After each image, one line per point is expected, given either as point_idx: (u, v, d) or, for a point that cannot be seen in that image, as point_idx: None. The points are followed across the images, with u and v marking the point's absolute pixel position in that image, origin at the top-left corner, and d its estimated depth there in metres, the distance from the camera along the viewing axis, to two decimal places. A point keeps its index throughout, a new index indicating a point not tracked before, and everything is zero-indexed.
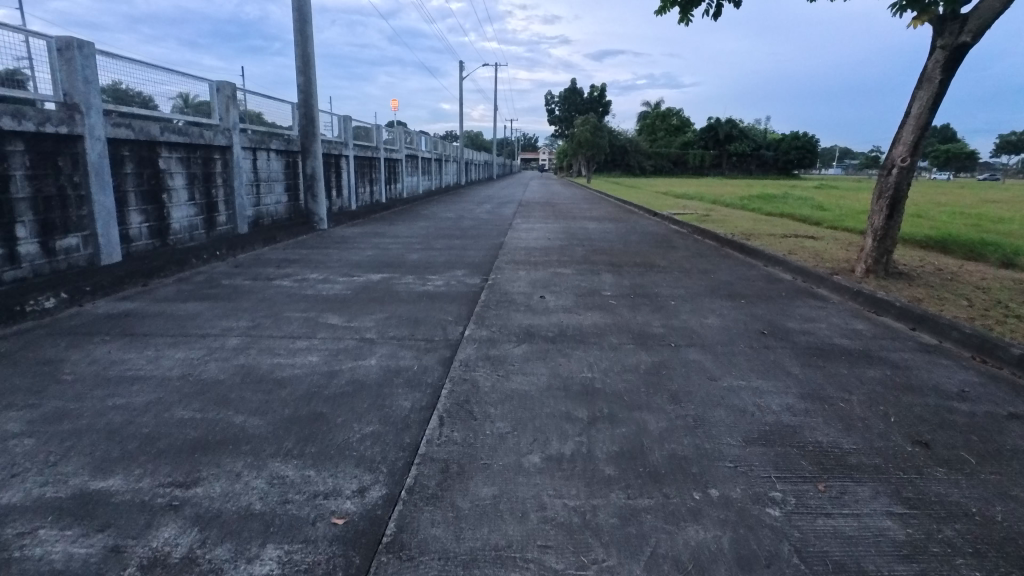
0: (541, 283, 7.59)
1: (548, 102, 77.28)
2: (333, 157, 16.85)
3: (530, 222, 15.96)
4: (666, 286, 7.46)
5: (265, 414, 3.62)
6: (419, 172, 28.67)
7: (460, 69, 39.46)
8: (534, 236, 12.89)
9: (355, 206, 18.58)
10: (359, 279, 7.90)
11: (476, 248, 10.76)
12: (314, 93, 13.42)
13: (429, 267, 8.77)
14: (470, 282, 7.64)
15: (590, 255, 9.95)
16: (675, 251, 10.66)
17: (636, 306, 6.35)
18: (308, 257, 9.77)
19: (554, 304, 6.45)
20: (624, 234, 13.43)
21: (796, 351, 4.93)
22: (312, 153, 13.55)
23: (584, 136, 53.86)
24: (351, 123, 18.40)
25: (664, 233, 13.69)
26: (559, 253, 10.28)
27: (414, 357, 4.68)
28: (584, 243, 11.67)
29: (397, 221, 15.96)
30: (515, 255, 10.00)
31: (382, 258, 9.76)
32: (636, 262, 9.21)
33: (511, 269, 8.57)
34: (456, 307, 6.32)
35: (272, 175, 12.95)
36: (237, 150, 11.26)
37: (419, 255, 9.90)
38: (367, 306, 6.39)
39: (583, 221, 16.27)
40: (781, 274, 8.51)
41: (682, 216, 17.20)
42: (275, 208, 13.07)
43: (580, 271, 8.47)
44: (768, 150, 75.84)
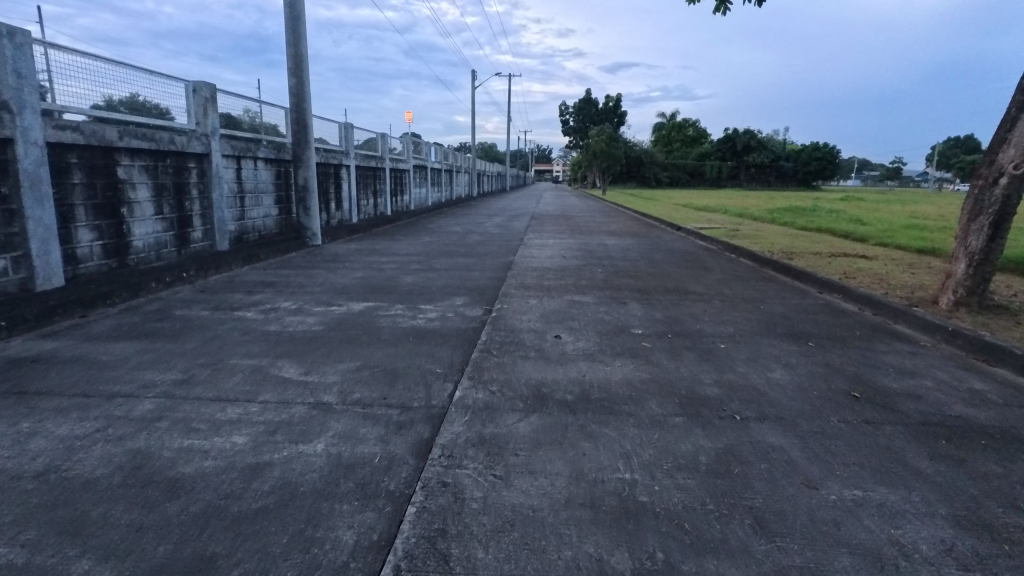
0: (555, 316, 6.25)
1: (562, 113, 76.25)
2: (332, 166, 15.68)
3: (543, 237, 14.63)
4: (709, 322, 6.07)
5: (124, 559, 2.31)
6: (427, 184, 27.52)
7: (472, 78, 38.59)
8: (547, 253, 11.56)
9: (355, 219, 17.38)
10: (338, 309, 6.62)
11: (481, 269, 9.48)
12: (308, 97, 12.27)
13: (424, 293, 7.48)
14: (469, 314, 6.33)
15: (613, 279, 8.57)
16: (710, 274, 9.26)
17: (676, 352, 4.99)
18: (288, 280, 8.52)
19: (572, 348, 5.11)
20: (648, 252, 12.04)
21: (910, 430, 3.55)
22: (305, 162, 12.37)
23: (599, 147, 52.60)
24: (352, 131, 17.26)
25: (692, 250, 12.28)
26: (576, 275, 8.92)
27: (379, 438, 3.36)
28: (604, 263, 10.31)
29: (398, 236, 14.74)
30: (525, 278, 8.67)
31: (373, 280, 8.52)
32: (667, 288, 7.83)
33: (521, 297, 7.25)
34: (448, 351, 5.01)
35: (259, 186, 11.79)
36: (217, 158, 10.09)
37: (416, 278, 8.63)
38: (338, 349, 5.11)
39: (601, 237, 14.91)
40: (844, 304, 7.11)
41: (708, 231, 15.81)
42: (262, 221, 11.89)
43: (603, 300, 7.12)
44: (788, 162, 74.09)
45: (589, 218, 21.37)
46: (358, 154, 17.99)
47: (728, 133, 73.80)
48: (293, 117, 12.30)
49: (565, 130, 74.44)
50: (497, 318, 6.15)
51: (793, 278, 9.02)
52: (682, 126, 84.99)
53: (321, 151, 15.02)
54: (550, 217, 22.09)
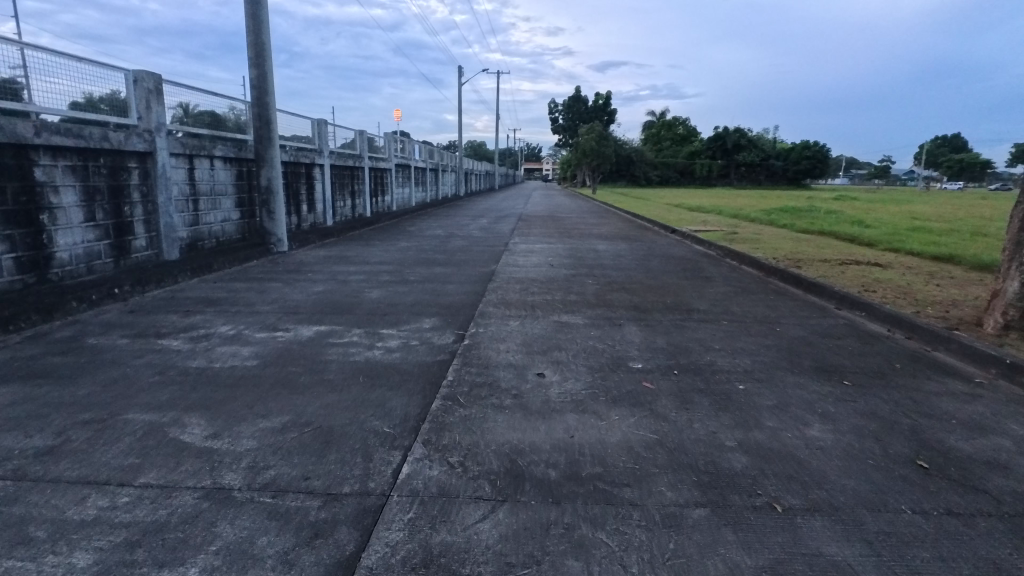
0: (540, 344, 5.28)
1: (551, 110, 75.33)
2: (303, 166, 14.62)
3: (529, 241, 13.66)
4: (720, 352, 5.14)
5: None
6: (411, 183, 26.46)
7: (459, 74, 37.57)
8: (533, 261, 10.60)
9: (330, 222, 16.32)
10: (284, 336, 5.61)
11: (458, 281, 8.51)
12: (270, 89, 11.19)
13: (389, 313, 6.49)
14: (437, 342, 5.34)
15: (606, 294, 7.61)
16: (713, 286, 8.33)
17: (687, 398, 4.03)
18: (238, 295, 7.50)
19: (558, 393, 4.15)
20: (642, 259, 11.11)
21: (1013, 528, 2.61)
22: (268, 160, 11.29)
23: (589, 145, 51.81)
24: (327, 128, 16.20)
25: (690, 257, 11.37)
26: (565, 289, 7.95)
27: (281, 556, 2.37)
28: (595, 273, 9.36)
29: (374, 240, 13.70)
30: (507, 292, 7.70)
31: (334, 296, 7.51)
32: (667, 305, 6.89)
33: (500, 318, 6.28)
34: (404, 399, 4.02)
35: (217, 187, 10.71)
36: (163, 157, 9.02)
37: (384, 293, 7.63)
38: (267, 396, 4.09)
39: (591, 241, 13.97)
40: (870, 325, 6.21)
41: (705, 234, 14.94)
42: (220, 226, 10.83)
43: (594, 321, 6.16)
44: (778, 161, 73.71)
45: (578, 219, 20.49)
46: (334, 153, 16.92)
47: (718, 131, 73.28)
48: (255, 112, 11.21)
49: (554, 128, 73.53)
50: (469, 348, 5.17)
51: (804, 290, 8.12)
52: (672, 125, 84.41)
53: (291, 150, 13.94)
54: (538, 218, 21.10)
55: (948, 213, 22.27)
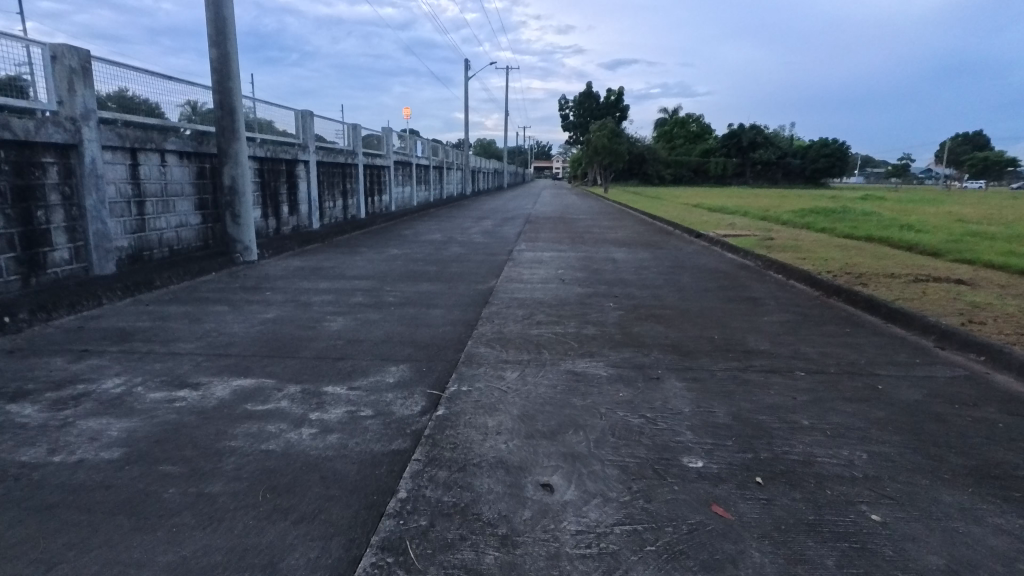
0: (547, 420, 3.61)
1: (561, 107, 73.45)
2: (284, 163, 13.04)
3: (537, 248, 12.01)
4: (812, 435, 3.47)
5: None
6: (413, 182, 24.89)
7: (466, 69, 36.07)
8: (540, 274, 8.96)
9: (316, 225, 14.73)
10: (186, 400, 3.96)
11: (446, 304, 6.85)
12: (233, 72, 9.57)
13: (345, 357, 4.84)
14: (397, 416, 3.68)
15: (633, 326, 5.92)
16: (767, 313, 6.61)
17: (797, 556, 2.36)
18: (163, 326, 5.89)
19: (576, 532, 2.50)
20: (669, 272, 9.39)
21: None
22: (232, 155, 9.70)
23: (601, 143, 50.11)
24: (313, 121, 14.60)
25: (725, 269, 9.65)
26: (579, 317, 6.27)
27: None
28: (616, 292, 7.66)
29: (361, 247, 12.12)
30: (507, 322, 6.03)
31: (284, 327, 5.87)
32: (716, 346, 5.19)
33: (494, 368, 4.61)
34: (315, 551, 2.37)
35: (170, 187, 9.14)
36: (94, 151, 7.46)
37: (350, 323, 5.99)
38: (88, 544, 2.44)
39: (607, 248, 12.29)
40: (1005, 380, 4.50)
41: (735, 240, 13.22)
42: (174, 232, 9.27)
43: (623, 374, 4.47)
44: (795, 159, 71.61)
45: (591, 221, 18.76)
46: (322, 149, 15.33)
47: (734, 129, 71.20)
48: (216, 99, 9.60)
49: (564, 125, 71.71)
50: (443, 428, 3.50)
51: (884, 318, 6.41)
52: (685, 122, 82.31)
53: (268, 145, 12.35)
54: (547, 220, 19.42)
55: (993, 216, 20.43)
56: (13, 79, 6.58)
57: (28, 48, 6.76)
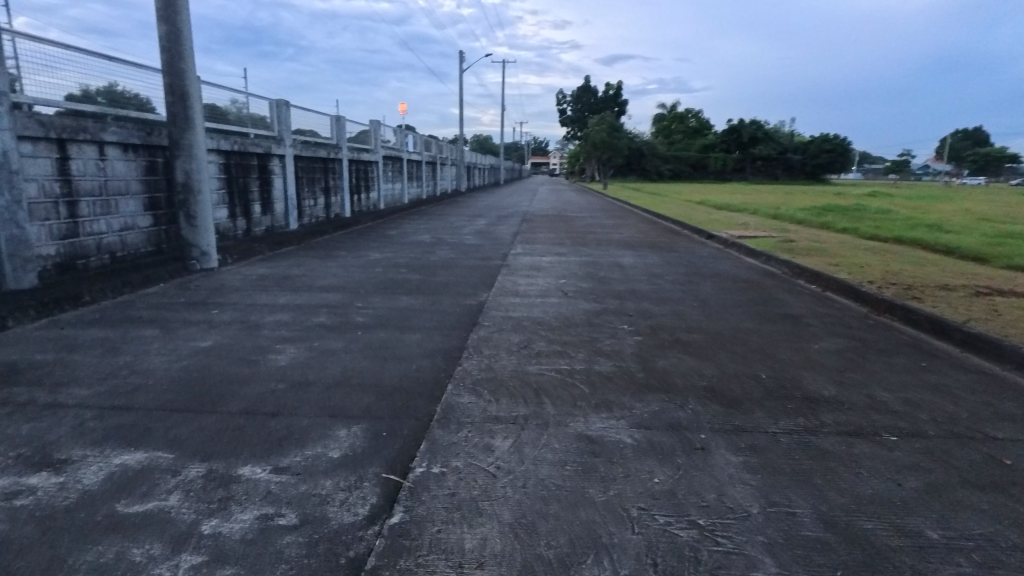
0: (554, 539, 2.42)
1: (559, 101, 72.09)
2: (255, 157, 11.79)
3: (534, 251, 10.81)
4: (954, 563, 2.30)
5: None
6: (404, 178, 23.64)
7: (460, 61, 34.77)
8: (538, 285, 7.75)
9: (294, 225, 13.48)
10: (35, 495, 2.76)
11: (426, 325, 5.66)
12: (185, 51, 8.31)
13: (283, 412, 3.64)
14: (331, 529, 2.48)
15: (656, 359, 4.74)
16: (816, 338, 5.43)
17: None
18: (65, 360, 4.67)
19: None
20: (687, 280, 8.20)
21: None
22: (186, 148, 8.45)
23: (600, 137, 48.90)
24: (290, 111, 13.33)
25: (749, 278, 8.47)
26: (589, 346, 5.08)
27: None
28: (630, 308, 6.47)
29: (339, 250, 10.90)
30: (499, 353, 4.84)
31: (218, 361, 4.66)
32: (769, 393, 4.01)
33: (480, 429, 3.41)
34: None
35: (111, 184, 7.89)
36: (5, 141, 6.21)
37: (302, 355, 4.78)
38: None
39: (613, 250, 11.10)
40: None
41: (752, 242, 12.06)
42: (117, 236, 8.03)
43: (654, 441, 3.28)
44: (796, 154, 70.50)
45: (592, 220, 17.58)
46: (300, 142, 14.09)
47: (734, 124, 70.04)
48: (166, 83, 8.34)
49: (562, 120, 70.43)
50: (397, 554, 2.32)
51: (959, 346, 5.25)
52: (684, 117, 81.04)
53: (236, 137, 11.10)
54: (545, 219, 18.23)
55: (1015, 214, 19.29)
56: None
57: None
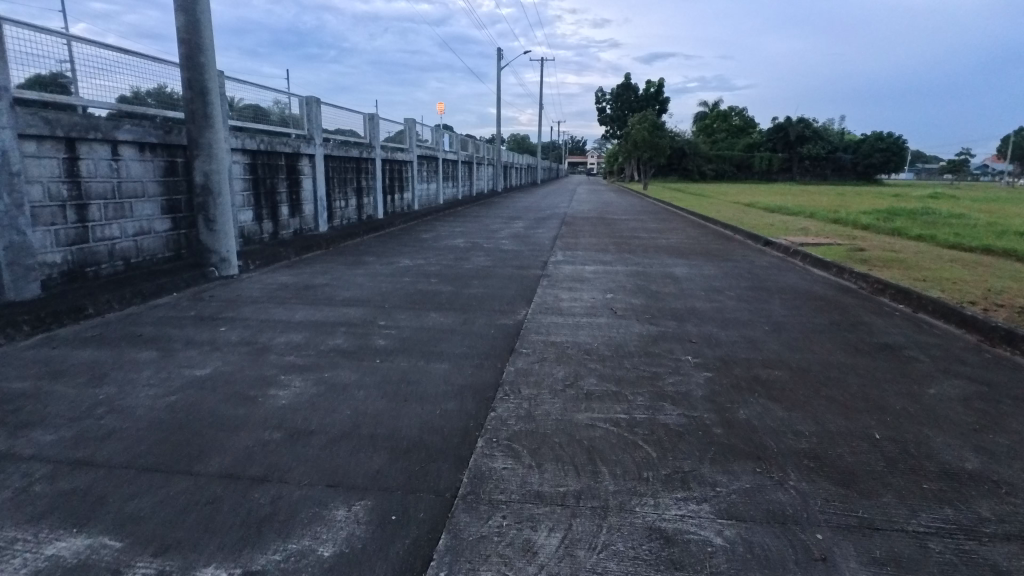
0: None
1: (599, 99, 70.74)
2: (284, 157, 11.26)
3: (576, 259, 9.94)
4: None
5: None
6: (439, 178, 23.05)
7: (499, 58, 34.10)
8: (582, 300, 6.89)
9: (323, 228, 12.94)
10: None
11: (455, 352, 4.87)
12: (205, 44, 7.78)
13: (270, 477, 2.91)
14: None
15: (734, 406, 3.84)
16: (929, 380, 4.42)
17: None
18: (42, 391, 4.05)
19: None
20: (752, 296, 7.21)
21: None
22: (205, 147, 7.92)
23: (641, 136, 47.55)
24: (321, 108, 12.79)
25: (823, 294, 7.42)
26: (649, 385, 4.20)
27: None
28: (692, 332, 5.56)
29: (367, 256, 10.27)
30: (540, 393, 4.01)
31: (210, 396, 3.97)
32: (893, 468, 3.08)
33: (518, 514, 2.61)
34: None
35: (124, 186, 7.39)
36: (5, 140, 5.72)
37: (308, 391, 4.06)
38: None
39: (662, 259, 10.14)
40: None
41: (818, 250, 10.91)
42: (131, 242, 7.53)
43: (754, 546, 2.42)
44: (847, 154, 67.45)
45: (635, 223, 16.59)
46: (332, 141, 13.57)
47: (781, 122, 67.46)
48: (184, 78, 7.81)
49: (601, 119, 69.13)
50: None
51: None
52: (728, 115, 78.58)
53: (263, 136, 10.60)
54: (585, 221, 17.32)
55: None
56: (45, 72, 6.38)
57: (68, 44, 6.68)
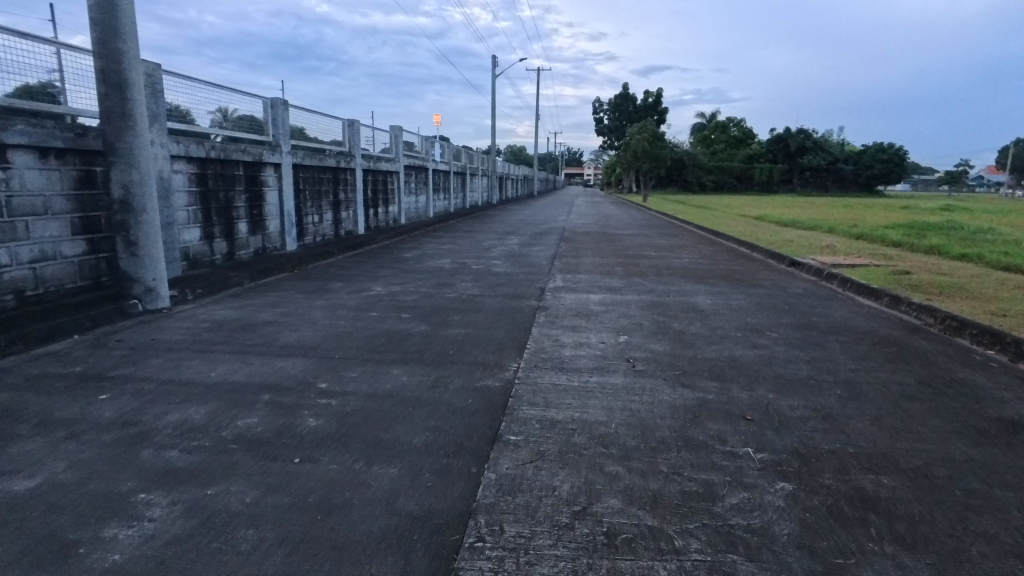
0: None
1: (596, 109, 69.79)
2: (242, 166, 9.83)
3: (578, 286, 8.49)
4: None
5: None
6: (429, 190, 21.65)
7: (494, 66, 32.88)
8: (589, 346, 5.41)
9: (291, 247, 11.47)
10: None
11: (413, 443, 3.38)
12: (124, 27, 6.37)
13: None
14: None
15: (851, 566, 2.36)
16: None
17: None
18: None
19: None
20: (802, 339, 5.74)
21: None
22: (124, 154, 6.48)
23: (641, 147, 46.38)
24: (289, 112, 11.37)
25: (888, 336, 5.95)
26: (704, 515, 2.71)
27: None
28: (741, 402, 4.08)
29: (334, 281, 8.80)
30: (536, 537, 2.52)
31: (3, 546, 2.45)
32: None
33: None
34: None
35: (17, 201, 5.90)
36: None
37: (168, 531, 2.55)
38: None
39: (678, 284, 8.68)
40: None
41: (855, 273, 9.48)
42: (27, 270, 6.03)
43: None
44: (848, 165, 66.46)
45: (641, 239, 15.16)
46: (303, 149, 12.14)
47: (781, 133, 66.50)
48: (98, 68, 6.37)
49: (599, 130, 68.07)
50: None
51: None
52: (727, 126, 77.68)
53: (215, 142, 9.17)
54: (585, 237, 15.88)
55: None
56: (33, 80, 6.13)
57: (60, 55, 6.46)
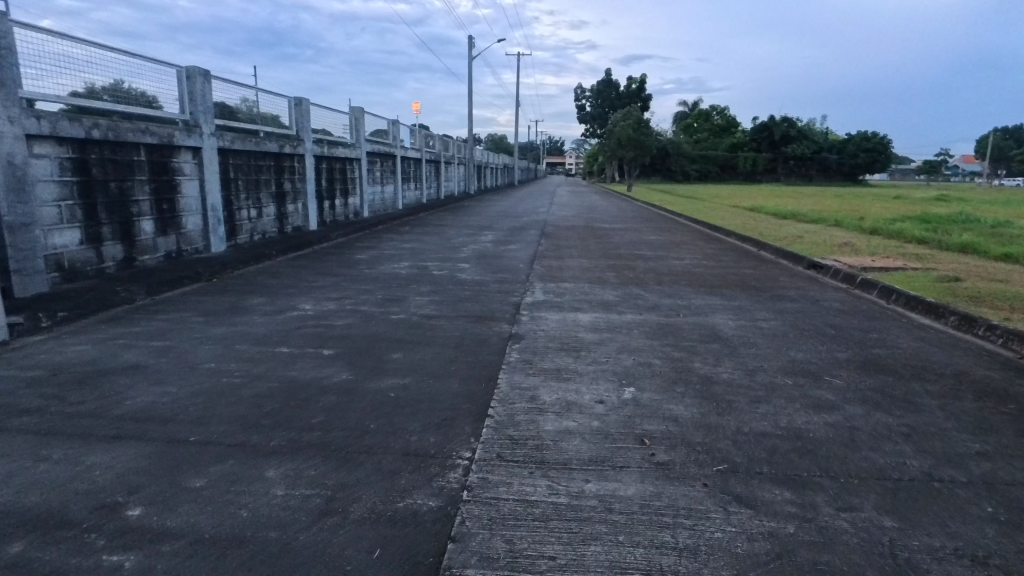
0: None
1: (578, 97, 68.19)
2: (144, 149, 7.89)
3: (563, 301, 6.73)
4: None
5: None
6: (398, 180, 19.72)
7: (470, 47, 30.91)
8: (580, 410, 3.65)
9: (217, 248, 9.58)
10: None
11: None
12: None
13: None
14: None
15: None
16: None
17: None
18: None
19: None
20: (881, 391, 4.05)
21: None
22: None
23: (625, 134, 44.80)
24: (212, 84, 9.39)
25: (994, 382, 4.28)
26: None
27: None
28: (847, 548, 2.37)
29: (255, 296, 6.95)
30: None
31: None
32: None
33: None
34: None
35: None
36: None
37: None
38: None
39: (686, 297, 7.00)
40: None
41: (896, 281, 7.85)
42: None
43: None
44: (832, 154, 65.50)
45: (632, 235, 13.46)
46: (234, 131, 10.19)
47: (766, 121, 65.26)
48: None
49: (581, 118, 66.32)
50: None
51: None
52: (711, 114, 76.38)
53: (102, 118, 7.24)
54: (570, 233, 14.11)
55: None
56: None
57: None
